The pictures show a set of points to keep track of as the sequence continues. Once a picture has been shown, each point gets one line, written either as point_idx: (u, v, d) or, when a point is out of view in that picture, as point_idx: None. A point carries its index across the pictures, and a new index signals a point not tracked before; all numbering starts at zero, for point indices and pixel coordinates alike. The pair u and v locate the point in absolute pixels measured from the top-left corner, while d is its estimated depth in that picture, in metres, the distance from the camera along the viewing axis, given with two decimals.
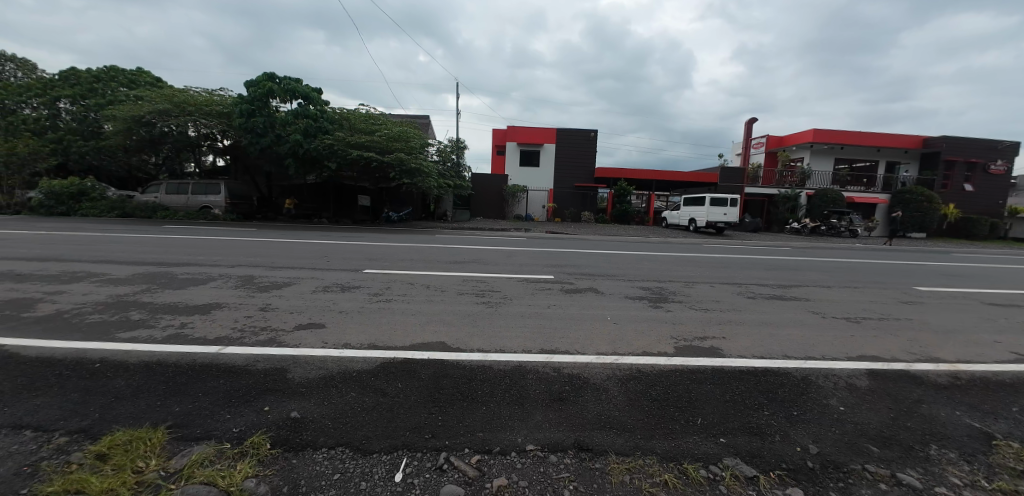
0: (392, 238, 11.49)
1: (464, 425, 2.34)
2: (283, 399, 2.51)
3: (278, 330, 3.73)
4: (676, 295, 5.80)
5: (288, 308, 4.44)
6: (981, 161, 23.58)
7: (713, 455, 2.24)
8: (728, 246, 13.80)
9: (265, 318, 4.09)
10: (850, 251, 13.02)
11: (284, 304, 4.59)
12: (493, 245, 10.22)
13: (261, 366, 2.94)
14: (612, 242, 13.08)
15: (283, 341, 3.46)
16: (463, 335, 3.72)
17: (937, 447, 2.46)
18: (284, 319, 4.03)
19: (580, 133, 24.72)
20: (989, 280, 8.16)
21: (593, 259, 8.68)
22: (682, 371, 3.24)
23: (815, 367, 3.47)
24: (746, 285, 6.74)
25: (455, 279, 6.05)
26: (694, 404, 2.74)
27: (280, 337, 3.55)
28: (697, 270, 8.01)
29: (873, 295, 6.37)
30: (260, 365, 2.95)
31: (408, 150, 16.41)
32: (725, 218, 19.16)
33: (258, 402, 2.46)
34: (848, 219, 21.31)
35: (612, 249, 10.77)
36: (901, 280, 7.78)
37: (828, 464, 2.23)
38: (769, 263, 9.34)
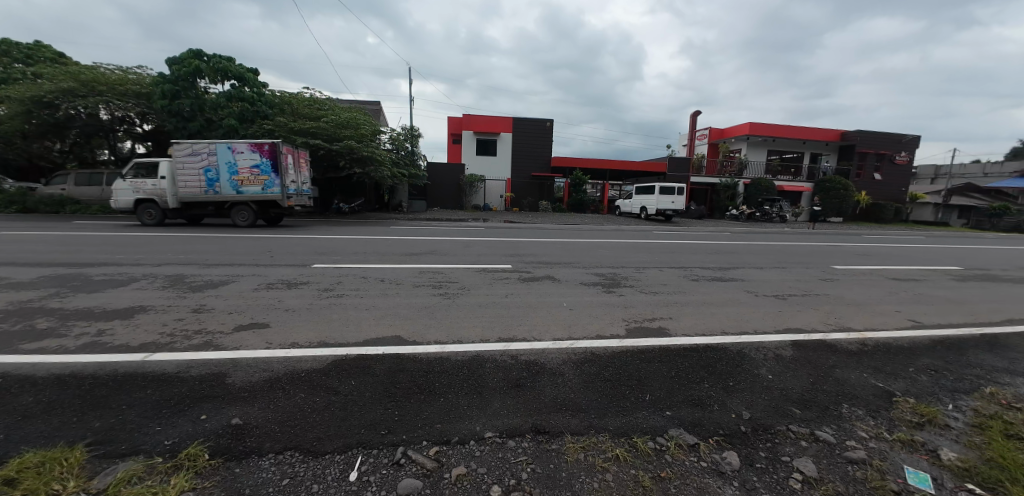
0: (342, 231, 11.01)
1: (422, 419, 2.33)
2: (222, 405, 2.36)
3: (215, 333, 3.47)
4: (628, 280, 6.05)
5: (226, 309, 4.13)
6: (888, 153, 26.44)
7: (660, 428, 2.40)
8: (675, 232, 14.56)
9: (199, 320, 3.78)
10: (779, 235, 14.19)
11: (221, 304, 4.28)
12: (450, 236, 10.09)
13: (196, 372, 2.74)
14: (568, 231, 13.35)
15: (221, 344, 3.24)
16: (420, 328, 3.68)
17: (848, 406, 2.78)
18: (221, 321, 3.76)
19: (535, 122, 24.84)
20: (893, 258, 9.24)
21: (548, 247, 8.83)
22: (633, 352, 3.40)
23: (748, 341, 3.79)
24: (690, 269, 7.17)
25: (410, 271, 5.94)
26: (643, 382, 2.91)
27: (217, 340, 3.32)
28: (646, 256, 8.38)
29: (799, 274, 7.02)
30: (195, 371, 2.75)
31: (357, 138, 15.71)
32: (672, 207, 20.18)
33: (194, 411, 2.30)
34: (778, 207, 23.27)
35: (565, 237, 11.00)
36: (823, 260, 8.62)
37: (759, 428, 2.47)
38: (712, 248, 9.96)
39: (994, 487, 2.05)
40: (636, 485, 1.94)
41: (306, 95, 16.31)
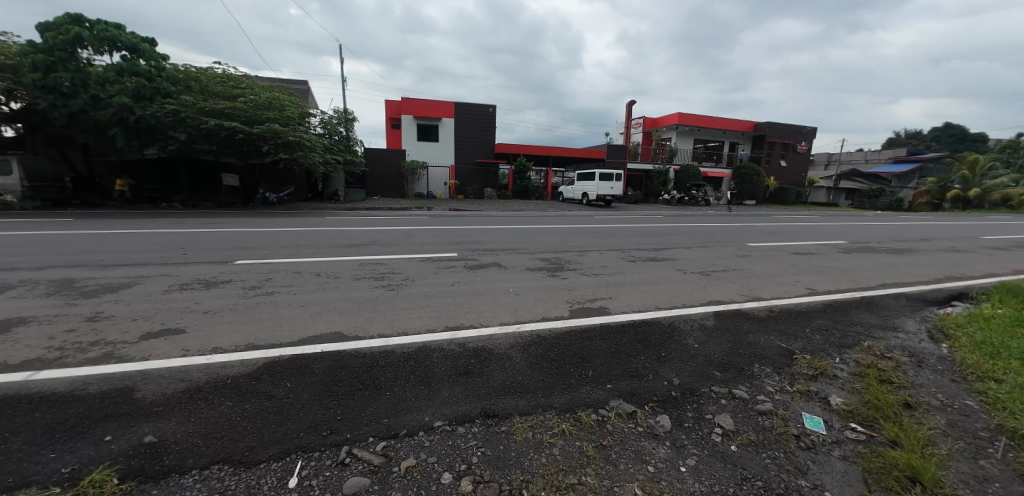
0: (271, 223, 10.20)
1: (367, 415, 2.29)
2: (132, 423, 2.15)
3: (117, 344, 3.10)
4: (571, 263, 6.29)
5: (128, 315, 3.69)
6: (793, 142, 29.63)
7: (602, 401, 2.57)
8: (614, 216, 15.27)
9: (96, 330, 3.35)
10: (705, 217, 15.44)
11: (123, 310, 3.82)
12: (391, 226, 9.77)
13: (96, 389, 2.45)
14: (512, 217, 13.51)
15: (125, 355, 2.91)
16: (361, 322, 3.57)
17: (759, 365, 3.17)
18: (125, 329, 3.37)
19: (477, 108, 24.51)
20: (795, 236, 10.50)
21: (493, 234, 8.88)
22: (576, 331, 3.58)
23: (677, 315, 4.14)
24: (627, 251, 7.59)
25: (349, 263, 5.69)
26: (585, 359, 3.08)
27: (120, 351, 2.97)
28: (587, 240, 8.72)
29: (721, 252, 7.74)
30: (94, 387, 2.45)
31: (283, 121, 14.52)
32: (611, 192, 21.10)
33: (96, 432, 2.07)
34: (704, 191, 25.23)
35: (510, 224, 11.13)
36: (740, 239, 9.57)
37: (687, 391, 2.74)
38: (647, 231, 10.62)
39: (870, 424, 2.48)
40: (581, 455, 2.09)
41: (217, 71, 14.65)
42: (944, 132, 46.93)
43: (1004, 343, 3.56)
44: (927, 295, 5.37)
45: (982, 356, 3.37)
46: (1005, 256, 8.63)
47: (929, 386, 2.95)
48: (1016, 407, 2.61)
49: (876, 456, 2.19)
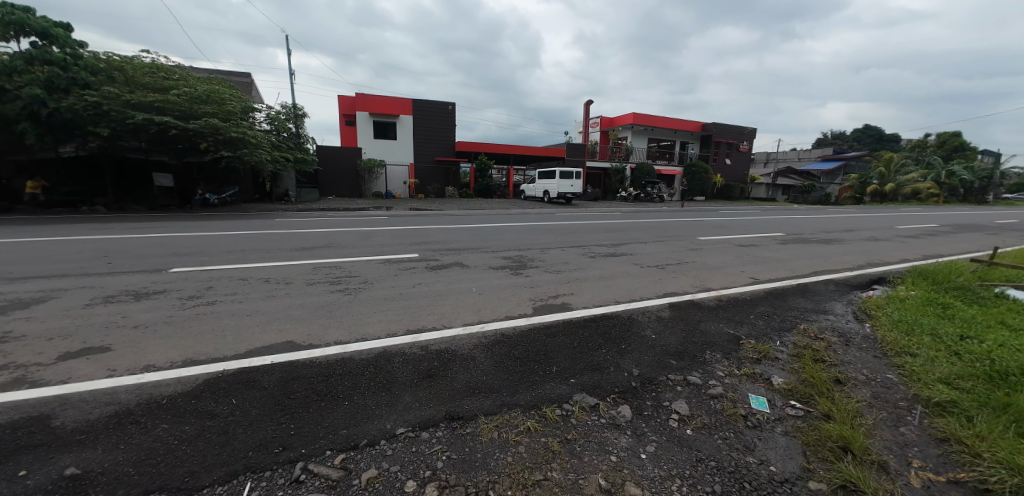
0: (215, 226, 9.52)
1: (324, 427, 2.19)
2: (50, 455, 1.93)
3: (30, 367, 2.78)
4: (533, 261, 6.35)
5: (43, 334, 3.30)
6: (736, 142, 31.60)
7: (565, 396, 2.61)
8: (574, 213, 15.61)
9: (3, 353, 2.98)
10: (659, 213, 16.13)
11: (36, 329, 3.42)
12: (348, 227, 9.42)
13: (5, 419, 2.18)
14: (474, 216, 13.45)
15: (39, 379, 2.61)
16: (317, 329, 3.42)
17: (711, 352, 3.35)
18: (39, 350, 3.02)
19: (435, 105, 24.13)
20: (739, 229, 11.23)
21: (455, 234, 8.80)
22: (539, 328, 3.62)
23: (635, 307, 4.30)
24: (587, 247, 7.78)
25: (302, 268, 5.42)
26: (549, 355, 3.12)
27: (33, 375, 2.66)
28: (548, 237, 8.84)
29: (675, 246, 8.11)
30: (2, 418, 2.18)
31: (224, 116, 13.53)
32: (571, 190, 21.53)
33: (5, 468, 1.84)
34: (658, 188, 26.34)
35: (471, 223, 11.07)
36: (691, 233, 10.08)
37: (646, 381, 2.85)
38: (605, 227, 10.92)
39: (808, 400, 2.70)
40: (547, 451, 2.12)
41: (146, 61, 13.42)
42: (864, 133, 51.90)
43: (916, 320, 4.01)
44: (852, 281, 5.93)
45: (899, 333, 3.77)
46: (914, 243, 9.72)
47: (856, 363, 3.25)
48: (927, 377, 2.93)
49: (814, 430, 2.39)
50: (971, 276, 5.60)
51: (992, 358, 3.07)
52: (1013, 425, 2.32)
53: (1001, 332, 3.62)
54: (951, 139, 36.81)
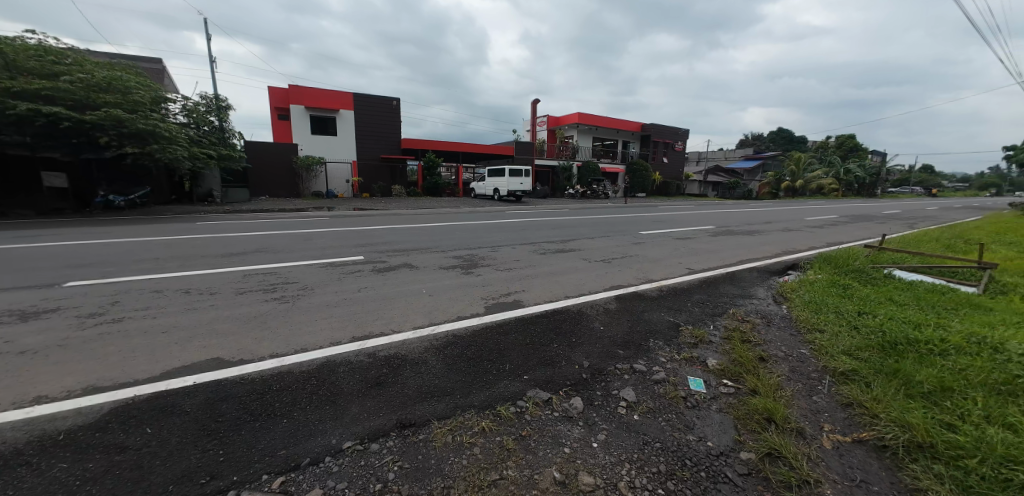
0: (125, 231, 8.47)
1: (260, 450, 2.04)
2: None
3: None
4: (484, 260, 6.33)
5: None
6: (672, 141, 33.69)
7: (519, 392, 2.64)
8: (524, 211, 15.81)
9: None
10: (604, 209, 16.77)
11: None
12: (285, 229, 8.82)
13: None
14: (422, 215, 13.18)
15: None
16: (250, 343, 3.16)
17: (654, 339, 3.55)
18: None
19: (378, 101, 23.25)
20: (675, 223, 11.99)
21: (402, 234, 8.54)
22: (492, 327, 3.63)
23: (583, 301, 4.44)
24: (537, 243, 7.91)
25: (231, 276, 4.97)
26: (502, 353, 3.13)
27: None
28: (499, 235, 8.86)
29: (619, 240, 8.48)
30: None
31: (130, 106, 12.14)
32: (521, 188, 21.79)
33: None
34: (603, 185, 27.40)
35: (419, 222, 10.81)
36: (634, 228, 10.60)
37: (595, 372, 2.96)
38: (554, 223, 11.15)
39: (738, 378, 2.94)
40: (502, 450, 2.12)
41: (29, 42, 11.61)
42: (780, 134, 57.52)
43: (823, 300, 4.53)
44: (773, 267, 6.56)
45: (810, 312, 4.23)
46: (820, 233, 10.97)
47: (777, 341, 3.61)
48: (833, 349, 3.32)
49: (743, 405, 2.61)
50: (865, 259, 6.43)
51: (882, 330, 3.54)
52: (900, 388, 2.69)
53: (888, 307, 4.20)
54: (848, 140, 41.95)
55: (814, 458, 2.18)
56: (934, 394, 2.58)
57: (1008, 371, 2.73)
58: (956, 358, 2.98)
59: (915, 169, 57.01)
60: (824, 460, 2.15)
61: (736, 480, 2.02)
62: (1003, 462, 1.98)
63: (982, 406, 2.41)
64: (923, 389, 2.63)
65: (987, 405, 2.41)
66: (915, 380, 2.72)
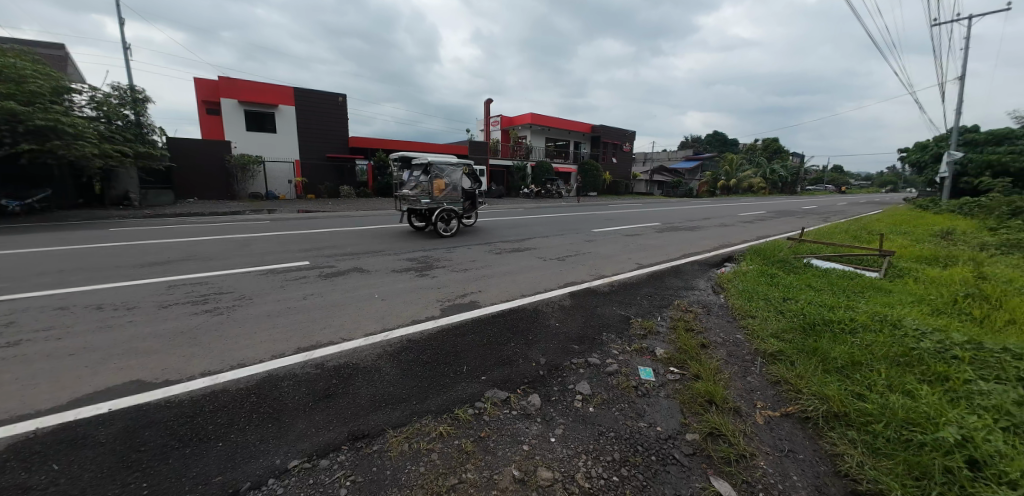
0: (21, 241, 7.40)
1: (193, 478, 1.88)
2: None
3: None
4: (439, 261, 6.23)
5: None
6: (620, 143, 35.10)
7: (477, 394, 2.63)
8: (479, 211, 15.77)
9: None
10: (558, 208, 17.16)
11: None
12: (220, 234, 8.15)
13: None
14: (374, 217, 12.74)
15: None
16: (178, 361, 2.89)
17: (608, 333, 3.68)
18: None
19: (323, 97, 22.17)
20: (624, 221, 12.52)
21: (352, 236, 8.22)
22: (448, 329, 3.59)
23: (539, 299, 4.51)
24: (492, 243, 7.92)
25: (154, 288, 4.52)
26: (459, 356, 3.10)
27: None
28: (454, 236, 8.79)
29: (572, 238, 8.69)
30: None
31: (24, 97, 10.67)
32: (476, 188, 21.73)
33: None
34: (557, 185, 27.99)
35: (370, 224, 10.45)
36: (586, 226, 10.93)
37: (552, 368, 3.01)
38: (508, 223, 11.24)
39: (683, 365, 3.12)
40: (460, 453, 2.11)
41: None
42: (716, 136, 61.80)
43: (754, 288, 4.92)
44: (712, 260, 7.05)
45: (743, 299, 4.58)
46: (752, 227, 11.93)
47: (717, 328, 3.87)
48: (764, 333, 3.63)
49: (688, 390, 2.78)
50: (789, 251, 7.09)
51: (804, 313, 3.93)
52: (820, 364, 2.99)
53: (808, 292, 4.65)
54: (773, 144, 45.99)
55: (750, 434, 2.36)
56: (847, 368, 2.89)
57: (905, 344, 3.12)
58: (863, 335, 3.37)
59: (829, 170, 63.73)
60: (758, 435, 2.35)
61: (682, 460, 2.15)
62: (903, 425, 2.26)
63: (885, 376, 2.73)
64: (837, 365, 2.94)
65: (889, 376, 2.74)
66: (830, 357, 3.04)
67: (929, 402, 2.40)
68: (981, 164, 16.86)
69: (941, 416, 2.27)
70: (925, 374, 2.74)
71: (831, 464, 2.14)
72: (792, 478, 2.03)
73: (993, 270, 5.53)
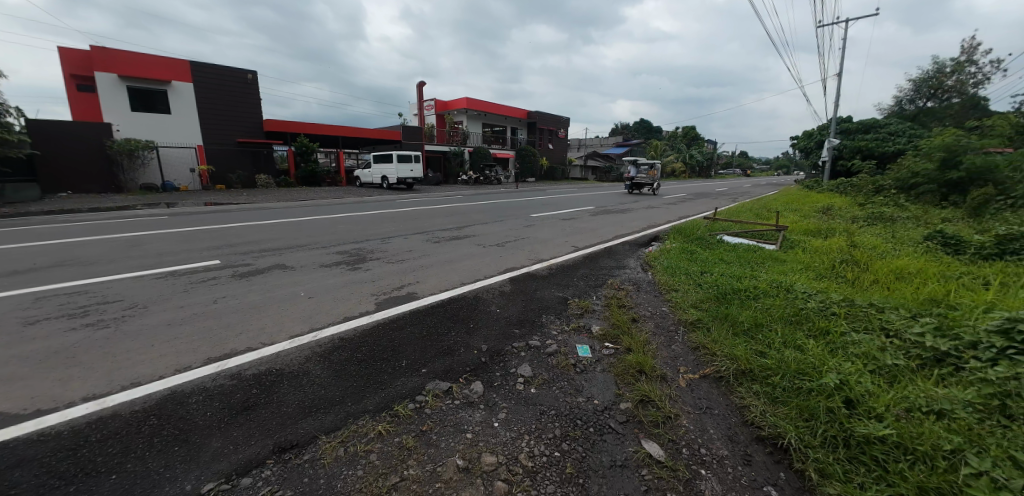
0: None
1: None
2: None
3: None
4: (372, 253, 5.94)
5: None
6: (554, 129, 35.73)
7: (418, 387, 2.57)
8: (416, 199, 15.24)
9: None
10: (496, 194, 17.15)
11: None
12: (107, 233, 7.03)
13: None
14: (299, 208, 11.77)
15: None
16: (53, 387, 2.46)
17: (547, 315, 3.79)
18: None
19: (229, 74, 19.85)
20: (561, 205, 12.82)
21: (272, 230, 7.52)
22: (384, 323, 3.45)
23: (478, 286, 4.50)
24: (430, 232, 7.71)
25: (17, 302, 3.78)
26: (397, 350, 3.01)
27: None
28: (389, 225, 8.43)
29: (511, 224, 8.76)
30: None
31: None
32: (411, 175, 20.95)
33: None
34: (495, 171, 27.91)
35: (294, 215, 9.64)
36: (525, 211, 11.05)
37: (493, 354, 3.03)
38: (446, 211, 10.99)
39: (616, 339, 3.30)
40: (401, 450, 2.05)
41: None
42: (642, 123, 65.37)
43: (677, 264, 5.33)
44: (641, 240, 7.51)
45: (667, 275, 4.96)
46: (676, 208, 12.87)
47: (646, 303, 4.15)
48: (685, 304, 3.96)
49: (621, 362, 2.95)
50: (705, 229, 7.77)
51: (717, 283, 4.35)
52: (731, 329, 3.34)
53: (720, 265, 5.15)
54: (692, 131, 49.72)
55: (674, 396, 2.58)
56: (752, 329, 3.27)
57: (797, 305, 3.58)
58: (764, 299, 3.81)
59: (737, 155, 70.57)
60: (682, 398, 2.57)
61: (617, 428, 2.29)
62: (795, 375, 2.59)
63: (783, 334, 3.12)
64: (744, 327, 3.31)
65: (785, 333, 3.14)
66: (738, 321, 3.40)
67: (815, 353, 2.78)
68: (853, 149, 19.74)
69: (824, 364, 2.64)
70: (812, 330, 3.17)
71: (740, 415, 2.41)
72: (709, 432, 2.26)
73: (859, 238, 6.56)
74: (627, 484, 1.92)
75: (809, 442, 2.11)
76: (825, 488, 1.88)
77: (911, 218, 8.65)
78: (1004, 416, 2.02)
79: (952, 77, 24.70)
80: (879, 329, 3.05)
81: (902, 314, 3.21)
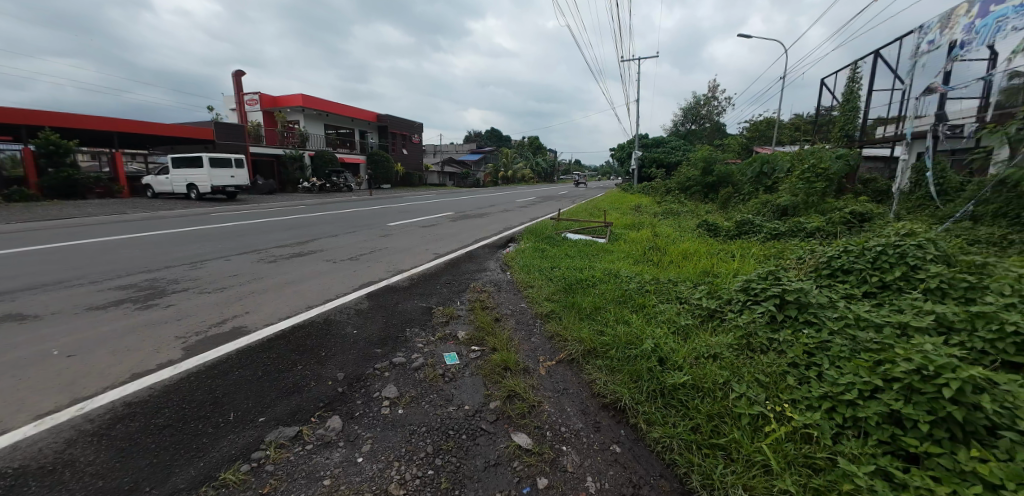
0: None
1: None
2: None
3: None
4: (179, 283, 4.75)
5: None
6: (407, 134, 34.85)
7: (255, 441, 2.14)
8: (243, 211, 12.87)
9: None
10: (345, 203, 15.73)
11: None
12: None
13: None
14: (57, 229, 8.68)
15: None
16: None
17: (411, 328, 3.62)
18: None
19: None
20: (419, 212, 12.54)
21: (4, 265, 5.32)
22: (202, 371, 2.79)
23: (330, 307, 4.04)
24: (264, 250, 6.60)
25: None
26: (223, 401, 2.46)
27: None
28: (204, 246, 6.89)
29: (365, 235, 8.15)
30: None
31: None
32: (233, 182, 17.63)
33: None
34: (343, 177, 25.69)
35: (48, 240, 7.06)
36: (380, 220, 10.45)
37: (352, 381, 2.74)
38: (285, 224, 9.56)
39: (481, 341, 3.37)
40: None
41: None
42: (491, 132, 68.99)
43: (531, 262, 5.77)
44: (498, 242, 7.86)
45: (523, 273, 5.31)
46: (527, 211, 13.97)
47: (507, 301, 4.35)
48: (539, 298, 4.29)
49: (487, 362, 3.02)
50: (552, 228, 8.62)
51: (562, 277, 4.84)
52: (577, 315, 3.75)
53: (566, 259, 5.77)
54: (535, 140, 54.74)
55: (536, 385, 2.75)
56: (593, 312, 3.74)
57: (622, 287, 4.25)
58: (600, 285, 4.41)
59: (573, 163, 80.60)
60: (543, 385, 2.76)
61: (488, 428, 2.32)
62: (626, 346, 3.05)
63: (615, 313, 3.66)
64: (587, 311, 3.77)
65: (617, 312, 3.68)
66: (582, 306, 3.86)
67: (637, 325, 3.34)
68: (651, 159, 24.61)
69: (643, 333, 3.18)
70: (634, 305, 3.81)
71: (589, 389, 2.72)
72: (566, 410, 2.49)
73: (660, 229, 8.18)
74: (501, 481, 1.95)
75: (638, 399, 2.50)
76: (652, 433, 2.23)
77: (691, 212, 11.24)
78: (751, 349, 2.75)
79: (705, 108, 33.02)
80: (676, 298, 3.85)
81: (689, 285, 4.11)
